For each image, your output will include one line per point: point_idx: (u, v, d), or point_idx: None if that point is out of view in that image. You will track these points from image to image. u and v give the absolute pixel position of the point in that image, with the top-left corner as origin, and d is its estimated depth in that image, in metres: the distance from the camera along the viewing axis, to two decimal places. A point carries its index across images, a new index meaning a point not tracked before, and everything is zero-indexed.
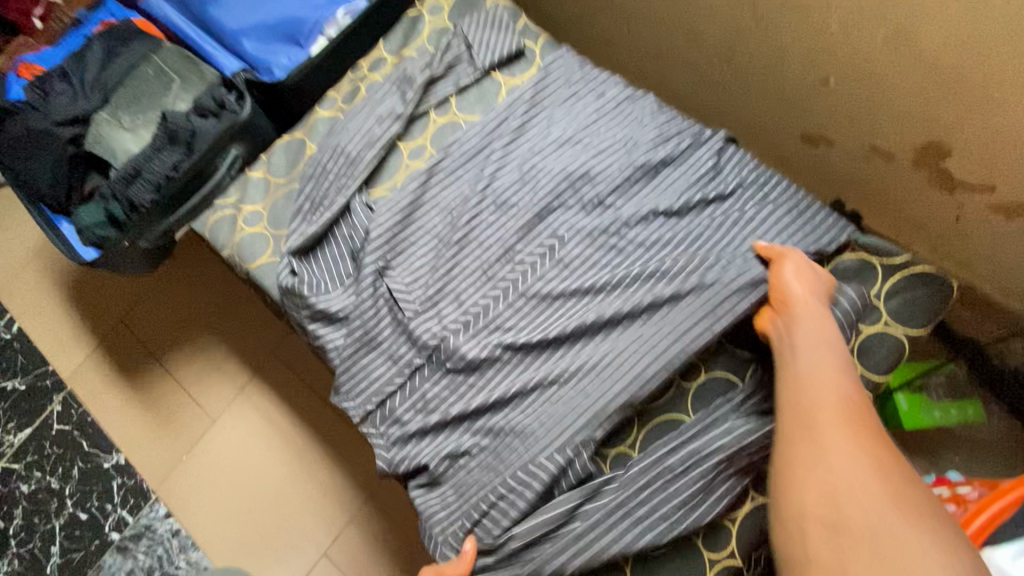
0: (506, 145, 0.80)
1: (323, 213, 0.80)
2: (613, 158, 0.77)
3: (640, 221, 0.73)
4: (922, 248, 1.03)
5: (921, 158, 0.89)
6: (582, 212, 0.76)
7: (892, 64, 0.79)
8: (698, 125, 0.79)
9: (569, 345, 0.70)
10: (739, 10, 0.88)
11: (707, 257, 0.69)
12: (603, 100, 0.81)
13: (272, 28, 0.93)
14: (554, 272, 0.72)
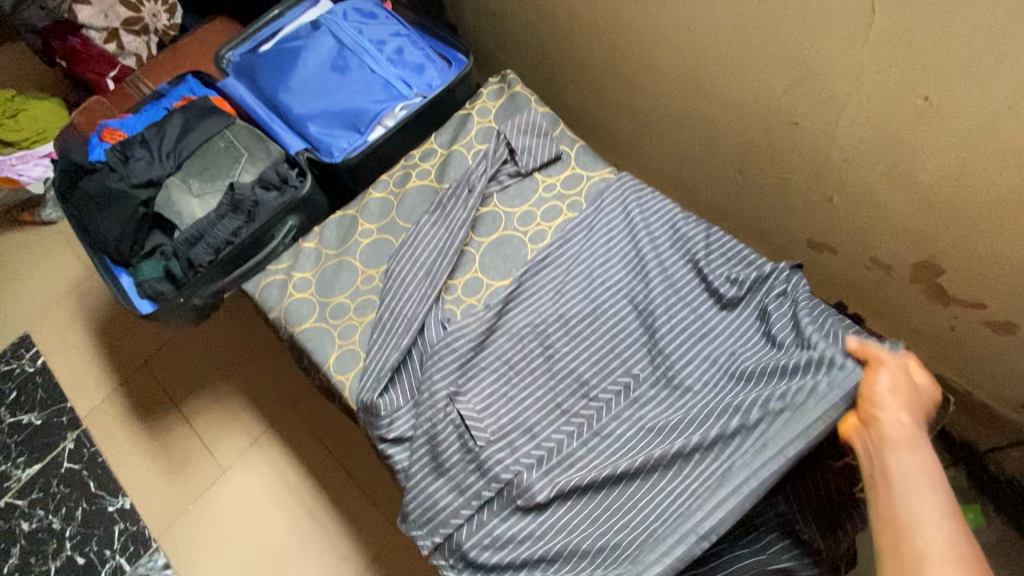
0: (575, 275, 0.85)
1: (399, 332, 0.84)
2: (674, 292, 0.81)
3: (704, 361, 0.76)
4: (921, 353, 1.09)
5: (917, 274, 0.97)
6: (649, 348, 0.80)
7: (889, 195, 0.88)
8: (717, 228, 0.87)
9: (638, 483, 0.69)
10: (753, 133, 0.99)
11: (724, 359, 0.76)
12: (661, 229, 0.86)
13: (335, 115, 1.05)
14: (627, 413, 0.76)
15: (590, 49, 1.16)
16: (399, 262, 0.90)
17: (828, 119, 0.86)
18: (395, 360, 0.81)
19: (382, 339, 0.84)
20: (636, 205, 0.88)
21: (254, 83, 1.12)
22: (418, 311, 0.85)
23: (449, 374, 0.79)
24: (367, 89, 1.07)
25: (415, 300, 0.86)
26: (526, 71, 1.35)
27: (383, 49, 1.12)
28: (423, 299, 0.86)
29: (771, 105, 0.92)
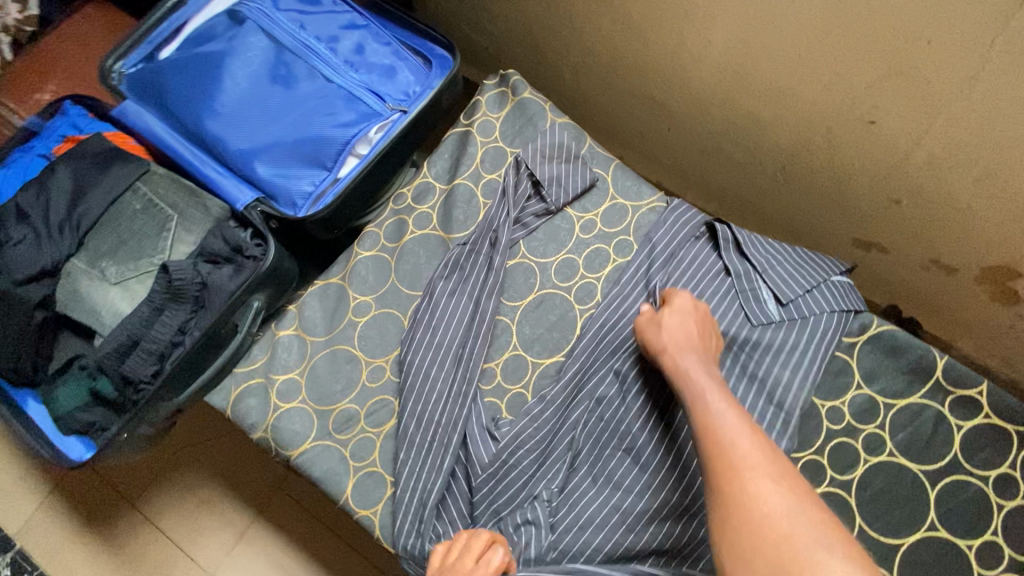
0: None
1: (436, 446, 0.66)
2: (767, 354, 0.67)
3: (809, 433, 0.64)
4: (970, 349, 1.02)
5: (986, 276, 0.87)
6: None
7: (979, 200, 0.76)
8: (794, 255, 0.73)
9: None
10: (807, 130, 0.84)
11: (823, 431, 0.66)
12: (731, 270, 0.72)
13: (290, 148, 0.79)
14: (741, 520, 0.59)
15: (595, 29, 0.94)
16: (418, 351, 0.69)
17: (916, 120, 0.73)
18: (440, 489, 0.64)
19: (419, 461, 0.65)
20: (695, 242, 0.73)
21: (165, 107, 0.83)
22: (456, 418, 0.67)
23: (514, 493, 0.64)
24: (326, 107, 0.81)
25: (453, 401, 0.67)
26: (508, 55, 1.12)
27: (337, 48, 0.85)
28: (461, 399, 0.67)
29: (842, 99, 0.77)
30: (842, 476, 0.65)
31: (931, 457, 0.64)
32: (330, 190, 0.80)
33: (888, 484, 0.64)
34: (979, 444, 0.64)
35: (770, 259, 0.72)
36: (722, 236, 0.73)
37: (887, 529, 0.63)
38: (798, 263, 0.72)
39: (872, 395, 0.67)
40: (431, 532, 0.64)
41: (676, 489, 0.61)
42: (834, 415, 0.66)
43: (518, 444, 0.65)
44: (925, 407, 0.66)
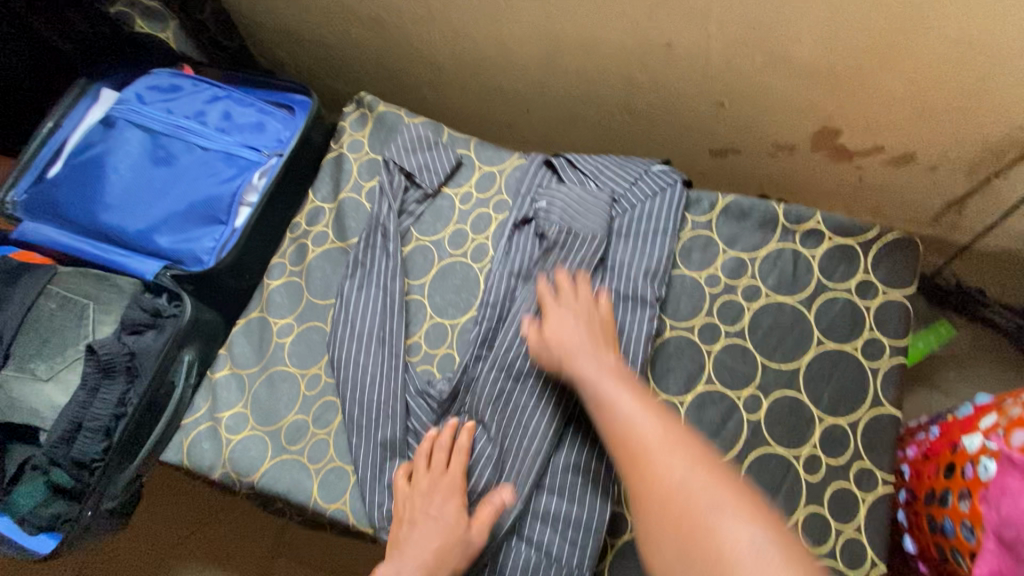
0: (501, 262, 0.78)
1: (380, 419, 0.71)
2: (635, 244, 0.76)
3: (658, 284, 0.73)
4: (843, 211, 1.15)
5: (819, 142, 1.01)
6: (624, 303, 0.73)
7: (776, 78, 0.90)
8: (637, 161, 0.83)
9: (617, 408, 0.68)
10: (627, 70, 0.97)
11: (700, 292, 0.75)
12: (585, 184, 0.80)
13: (184, 214, 0.86)
14: None
15: (431, 45, 1.06)
16: (343, 347, 0.75)
17: (697, 32, 0.86)
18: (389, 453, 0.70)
19: (372, 441, 0.70)
20: (550, 177, 0.83)
21: (61, 216, 0.89)
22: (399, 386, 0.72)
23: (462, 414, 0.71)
24: (208, 171, 0.89)
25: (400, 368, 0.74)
26: (371, 91, 1.23)
27: (206, 120, 0.94)
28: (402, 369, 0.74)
29: (639, 33, 0.89)
30: (735, 328, 0.73)
31: (800, 288, 0.74)
32: (232, 240, 0.87)
33: (774, 320, 0.72)
34: (831, 264, 0.74)
35: (617, 168, 0.81)
36: (571, 163, 0.83)
37: (783, 356, 0.71)
38: (642, 166, 0.82)
39: (738, 254, 0.76)
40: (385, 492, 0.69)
41: None
42: (713, 280, 0.75)
43: (456, 388, 0.72)
44: (782, 249, 0.76)
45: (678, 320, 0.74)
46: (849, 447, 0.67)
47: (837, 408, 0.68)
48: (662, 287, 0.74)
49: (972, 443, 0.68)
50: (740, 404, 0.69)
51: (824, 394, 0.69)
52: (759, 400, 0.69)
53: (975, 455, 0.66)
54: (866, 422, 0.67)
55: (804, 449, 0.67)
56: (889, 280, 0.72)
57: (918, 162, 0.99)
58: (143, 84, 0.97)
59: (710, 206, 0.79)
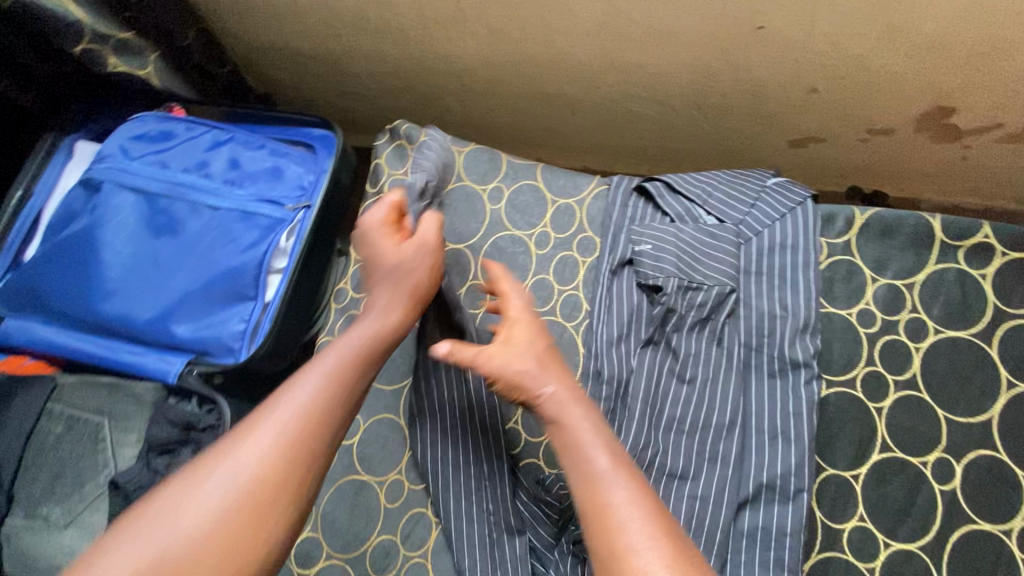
0: (603, 319, 0.64)
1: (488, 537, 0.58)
2: (769, 283, 0.62)
3: (808, 332, 0.60)
4: (939, 195, 1.02)
5: (924, 123, 0.87)
6: (770, 361, 0.59)
7: (889, 56, 0.76)
8: (746, 175, 0.69)
9: (789, 500, 0.54)
10: (703, 62, 0.82)
11: (854, 336, 0.61)
12: (690, 214, 0.67)
13: (202, 294, 0.71)
14: (763, 449, 0.56)
15: (460, 52, 0.90)
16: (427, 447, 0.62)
17: (800, 11, 0.71)
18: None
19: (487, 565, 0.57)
20: (644, 207, 0.69)
21: (49, 310, 0.73)
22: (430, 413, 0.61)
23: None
24: (224, 236, 0.73)
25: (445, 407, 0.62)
26: (387, 108, 1.06)
27: (211, 173, 0.77)
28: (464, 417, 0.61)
29: (725, 18, 0.74)
30: (904, 376, 0.60)
31: (975, 318, 0.61)
32: (265, 318, 0.72)
33: (950, 363, 0.60)
34: (1008, 286, 0.61)
35: (728, 189, 0.67)
36: (668, 189, 0.69)
37: (969, 407, 0.58)
38: (755, 183, 0.68)
39: (891, 282, 0.63)
40: None
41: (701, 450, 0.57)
42: (866, 318, 0.62)
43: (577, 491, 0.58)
44: (944, 271, 0.62)
45: (833, 373, 0.60)
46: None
47: None
48: (814, 333, 0.60)
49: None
50: (927, 471, 0.57)
51: None
52: (949, 465, 0.57)
53: None
54: None
55: (1016, 522, 0.55)
56: None
57: None
58: (125, 133, 0.80)
59: (846, 225, 0.65)
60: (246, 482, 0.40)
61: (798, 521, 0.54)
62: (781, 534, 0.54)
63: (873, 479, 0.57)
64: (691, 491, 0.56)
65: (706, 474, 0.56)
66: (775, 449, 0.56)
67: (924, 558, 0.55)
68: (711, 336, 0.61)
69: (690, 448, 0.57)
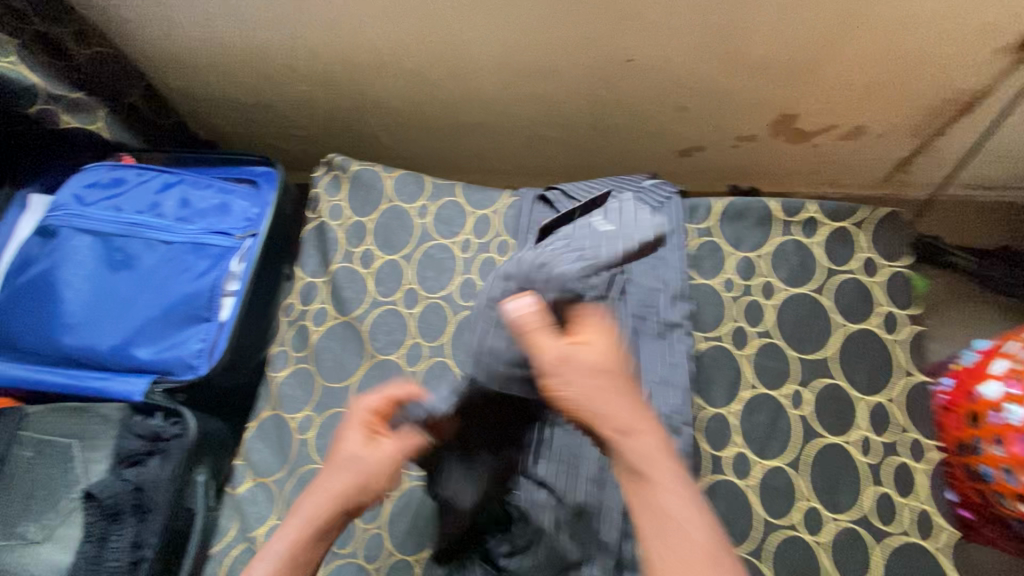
0: None
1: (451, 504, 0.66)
2: (649, 263, 0.76)
3: (681, 299, 0.74)
4: (808, 188, 1.20)
5: (778, 128, 1.05)
6: (655, 326, 0.72)
7: (734, 76, 0.93)
8: (628, 179, 0.84)
9: (677, 433, 0.66)
10: (591, 89, 0.98)
11: (720, 299, 0.76)
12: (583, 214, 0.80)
13: (161, 319, 0.79)
14: (654, 395, 0.68)
15: (386, 92, 1.02)
16: None
17: (657, 45, 0.88)
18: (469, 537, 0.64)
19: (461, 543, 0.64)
20: (547, 211, 0.82)
21: (13, 348, 0.79)
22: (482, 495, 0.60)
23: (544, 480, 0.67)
24: (178, 267, 0.81)
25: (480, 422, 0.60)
26: (326, 146, 1.17)
27: (163, 212, 0.86)
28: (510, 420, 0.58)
29: (600, 53, 0.90)
30: (761, 327, 0.74)
31: (812, 277, 0.76)
32: (221, 336, 0.79)
33: (795, 313, 0.74)
34: (834, 249, 0.77)
35: (612, 191, 0.81)
36: (564, 195, 0.82)
37: (811, 346, 0.73)
38: (634, 184, 0.82)
39: (746, 254, 0.78)
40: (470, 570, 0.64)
41: None
42: (729, 285, 0.76)
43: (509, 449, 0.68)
44: (785, 242, 0.78)
45: (706, 330, 0.74)
46: (894, 421, 0.69)
47: (873, 386, 0.70)
48: (687, 299, 0.74)
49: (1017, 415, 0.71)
50: (784, 401, 0.70)
51: (858, 374, 0.71)
52: (801, 394, 0.71)
53: (999, 403, 0.73)
54: (903, 394, 0.70)
55: (854, 433, 0.69)
56: (887, 254, 0.76)
57: (869, 133, 1.05)
58: (78, 183, 0.88)
59: (708, 212, 0.80)
60: None
61: (683, 449, 0.66)
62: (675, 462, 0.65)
63: (744, 412, 0.70)
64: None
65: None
66: (666, 396, 0.68)
67: (789, 470, 0.67)
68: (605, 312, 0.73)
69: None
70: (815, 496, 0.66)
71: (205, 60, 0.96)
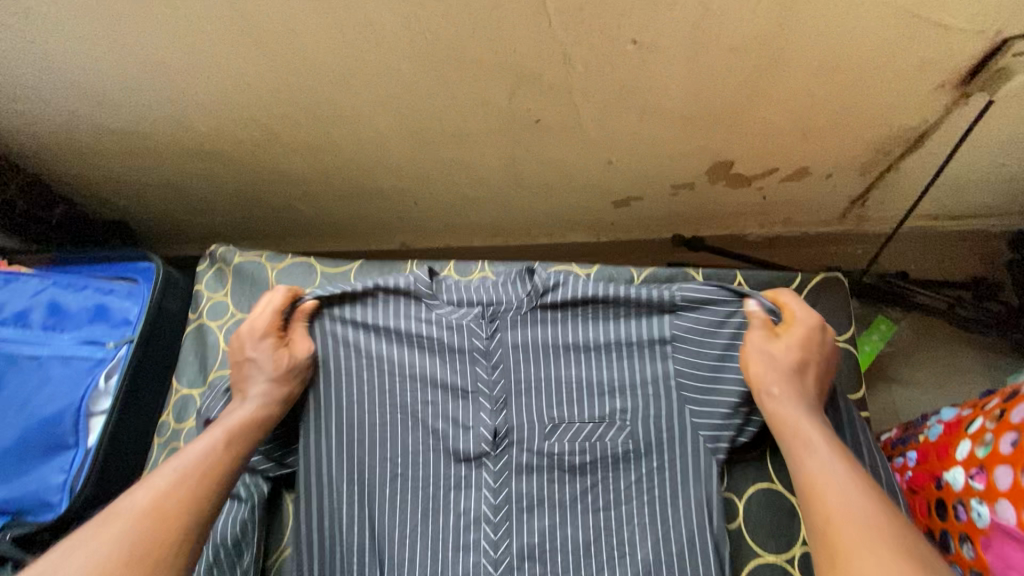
0: (631, 398, 0.65)
1: (591, 436, 0.64)
2: (541, 437, 0.65)
3: (594, 411, 0.65)
4: (759, 228, 1.13)
5: (715, 175, 0.97)
6: (587, 419, 0.65)
7: (656, 127, 0.85)
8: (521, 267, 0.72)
9: (594, 456, 0.64)
10: (507, 147, 0.89)
11: (648, 422, 0.64)
12: (624, 408, 0.65)
13: (19, 447, 0.71)
14: (558, 428, 0.65)
15: (286, 164, 0.95)
16: (592, 498, 0.63)
17: (563, 105, 0.80)
18: (567, 485, 0.64)
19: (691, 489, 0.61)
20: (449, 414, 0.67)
21: None
22: None
23: (581, 491, 0.63)
24: (40, 385, 0.73)
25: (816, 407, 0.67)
26: (244, 217, 1.11)
27: (28, 322, 0.78)
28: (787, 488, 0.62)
29: (507, 114, 0.82)
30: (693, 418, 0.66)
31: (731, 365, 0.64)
32: (86, 464, 0.71)
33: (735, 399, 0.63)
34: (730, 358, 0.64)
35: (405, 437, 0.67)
36: (573, 398, 0.66)
37: (701, 486, 0.61)
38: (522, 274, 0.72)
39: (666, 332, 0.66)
40: (546, 482, 0.64)
41: (660, 393, 0.64)
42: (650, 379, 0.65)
43: (567, 401, 0.66)
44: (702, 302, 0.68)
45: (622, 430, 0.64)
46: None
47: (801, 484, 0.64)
48: (679, 511, 0.61)
49: (957, 480, 0.65)
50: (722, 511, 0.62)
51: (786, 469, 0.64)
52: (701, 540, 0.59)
53: (963, 496, 0.64)
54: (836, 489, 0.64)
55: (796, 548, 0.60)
56: None
57: (814, 174, 0.98)
58: None
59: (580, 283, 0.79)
60: (153, 494, 0.51)
61: (661, 445, 0.63)
62: (570, 474, 0.64)
63: (675, 536, 0.60)
64: (390, 466, 0.66)
65: (412, 394, 0.68)
66: (588, 404, 0.66)
67: None
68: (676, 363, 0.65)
69: (381, 573, 0.63)
70: None
71: (90, 145, 0.90)
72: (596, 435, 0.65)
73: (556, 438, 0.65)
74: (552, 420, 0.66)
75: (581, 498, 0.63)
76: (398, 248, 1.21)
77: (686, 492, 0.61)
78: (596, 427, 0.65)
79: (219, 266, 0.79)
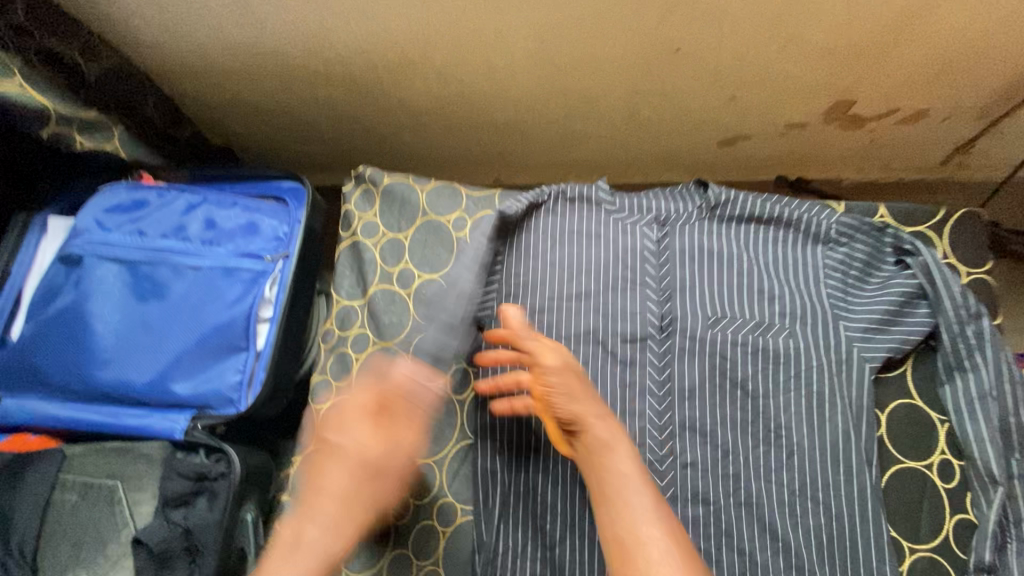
0: (788, 301, 0.70)
1: (748, 328, 0.70)
2: (708, 328, 0.70)
3: (751, 308, 0.71)
4: (856, 173, 1.14)
5: (832, 115, 0.98)
6: (745, 316, 0.70)
7: (792, 61, 0.85)
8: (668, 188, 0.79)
9: (755, 350, 0.68)
10: (634, 78, 0.90)
11: (804, 320, 0.69)
12: (774, 305, 0.70)
13: (198, 349, 0.76)
14: (719, 320, 0.70)
15: (410, 91, 0.96)
16: (755, 390, 0.67)
17: (708, 33, 0.80)
18: (731, 372, 0.68)
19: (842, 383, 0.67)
20: (615, 300, 0.73)
21: (48, 385, 0.75)
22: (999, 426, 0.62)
23: (745, 382, 0.68)
24: (210, 294, 0.78)
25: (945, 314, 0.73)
26: (350, 147, 1.13)
27: (188, 235, 0.81)
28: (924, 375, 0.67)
29: (649, 40, 0.82)
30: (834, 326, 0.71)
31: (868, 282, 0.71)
32: (258, 366, 0.77)
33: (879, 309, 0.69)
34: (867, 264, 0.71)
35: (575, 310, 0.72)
36: (729, 292, 0.72)
37: (854, 388, 0.66)
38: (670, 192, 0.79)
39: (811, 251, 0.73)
40: (710, 370, 0.68)
41: (809, 292, 0.70)
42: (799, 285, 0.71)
43: (727, 300, 0.71)
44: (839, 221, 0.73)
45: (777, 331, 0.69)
46: (976, 456, 0.63)
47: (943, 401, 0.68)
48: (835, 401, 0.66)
49: None
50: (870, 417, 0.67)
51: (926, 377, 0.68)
52: (857, 433, 0.65)
53: None
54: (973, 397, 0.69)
55: (934, 456, 0.66)
56: (970, 261, 0.72)
57: (930, 116, 0.98)
58: (97, 206, 0.82)
59: None
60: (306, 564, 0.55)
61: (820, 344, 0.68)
62: (733, 364, 0.68)
63: (827, 426, 0.65)
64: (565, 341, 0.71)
65: (584, 277, 0.74)
66: (747, 306, 0.71)
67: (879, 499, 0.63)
68: (830, 280, 0.71)
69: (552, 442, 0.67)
70: (895, 525, 0.64)
71: (220, 65, 0.91)
72: (756, 329, 0.69)
73: (720, 328, 0.70)
74: (714, 314, 0.71)
75: (742, 400, 0.67)
76: (492, 183, 1.23)
77: (841, 388, 0.66)
78: (753, 320, 0.70)
79: (366, 187, 0.83)
